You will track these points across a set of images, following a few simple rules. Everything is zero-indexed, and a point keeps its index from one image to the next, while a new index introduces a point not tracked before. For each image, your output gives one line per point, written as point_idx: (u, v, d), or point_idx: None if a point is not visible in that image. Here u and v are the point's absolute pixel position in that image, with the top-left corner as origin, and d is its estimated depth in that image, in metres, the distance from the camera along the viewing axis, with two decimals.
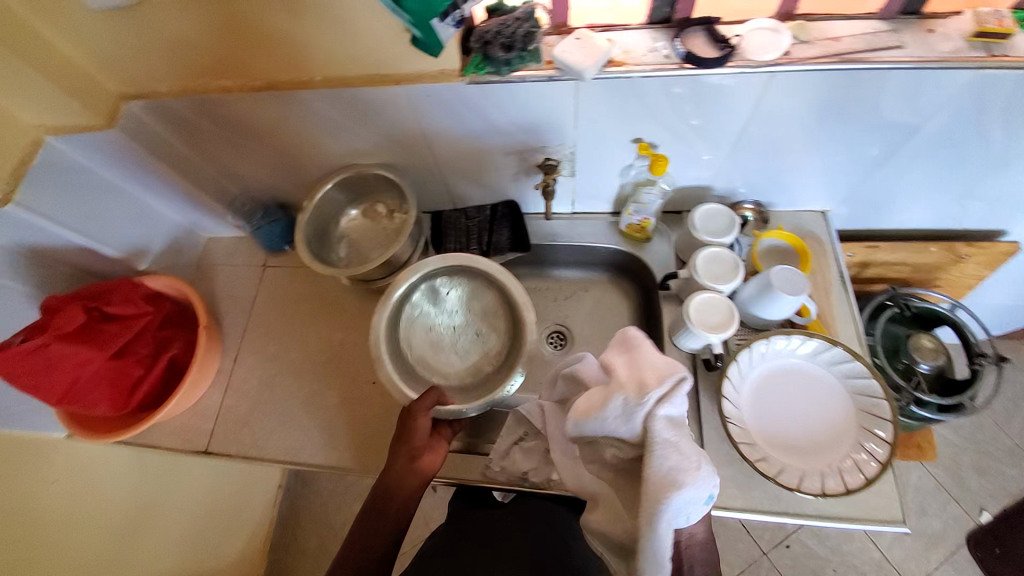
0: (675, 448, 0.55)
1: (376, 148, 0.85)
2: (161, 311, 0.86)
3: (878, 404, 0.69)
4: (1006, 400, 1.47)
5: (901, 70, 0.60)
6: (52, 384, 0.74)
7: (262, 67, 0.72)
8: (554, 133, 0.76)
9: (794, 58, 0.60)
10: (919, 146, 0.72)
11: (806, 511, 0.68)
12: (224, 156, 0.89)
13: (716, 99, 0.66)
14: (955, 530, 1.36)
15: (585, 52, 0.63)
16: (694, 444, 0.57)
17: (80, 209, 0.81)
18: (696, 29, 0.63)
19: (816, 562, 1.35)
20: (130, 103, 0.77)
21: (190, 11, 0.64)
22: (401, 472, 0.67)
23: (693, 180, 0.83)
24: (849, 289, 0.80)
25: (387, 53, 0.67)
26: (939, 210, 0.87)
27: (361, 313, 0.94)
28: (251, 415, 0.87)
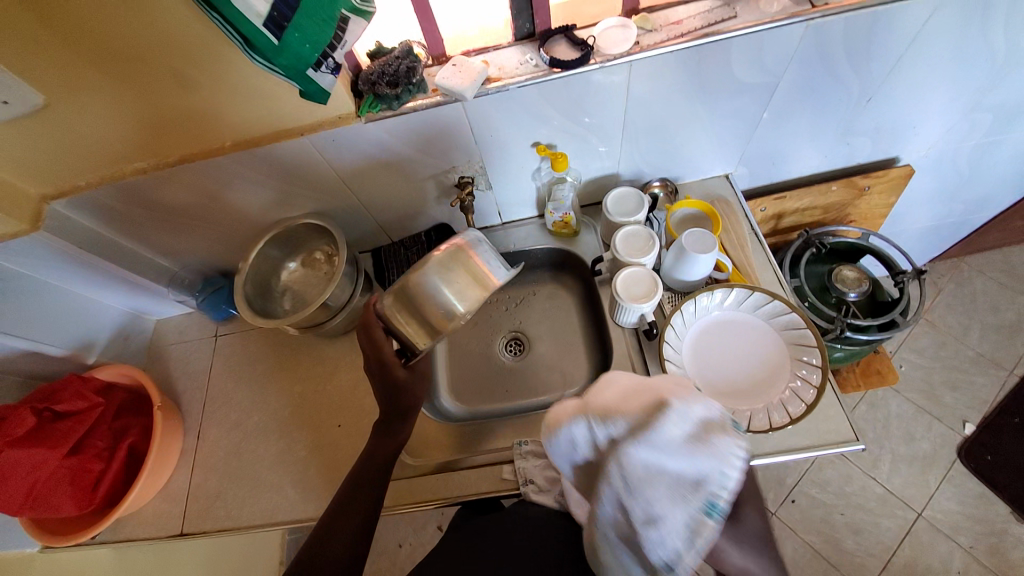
0: (633, 502, 0.46)
1: (303, 200, 0.88)
2: (113, 401, 0.86)
3: (803, 334, 0.75)
4: (959, 316, 1.55)
5: (741, 37, 0.68)
6: (9, 494, 0.73)
7: (174, 144, 0.76)
8: (460, 153, 0.82)
9: (645, 45, 0.70)
10: (787, 98, 0.80)
11: (765, 451, 0.72)
12: (159, 237, 0.90)
13: (592, 97, 0.75)
14: (944, 448, 1.39)
15: (463, 74, 0.70)
16: (667, 490, 0.45)
17: (18, 316, 0.82)
18: (557, 38, 0.73)
19: (823, 509, 1.36)
20: (54, 203, 0.79)
21: (97, 106, 0.68)
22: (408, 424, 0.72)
23: (599, 170, 0.90)
24: (763, 240, 0.89)
25: (286, 108, 0.72)
26: (830, 152, 0.94)
27: (318, 360, 0.96)
28: (224, 486, 0.87)
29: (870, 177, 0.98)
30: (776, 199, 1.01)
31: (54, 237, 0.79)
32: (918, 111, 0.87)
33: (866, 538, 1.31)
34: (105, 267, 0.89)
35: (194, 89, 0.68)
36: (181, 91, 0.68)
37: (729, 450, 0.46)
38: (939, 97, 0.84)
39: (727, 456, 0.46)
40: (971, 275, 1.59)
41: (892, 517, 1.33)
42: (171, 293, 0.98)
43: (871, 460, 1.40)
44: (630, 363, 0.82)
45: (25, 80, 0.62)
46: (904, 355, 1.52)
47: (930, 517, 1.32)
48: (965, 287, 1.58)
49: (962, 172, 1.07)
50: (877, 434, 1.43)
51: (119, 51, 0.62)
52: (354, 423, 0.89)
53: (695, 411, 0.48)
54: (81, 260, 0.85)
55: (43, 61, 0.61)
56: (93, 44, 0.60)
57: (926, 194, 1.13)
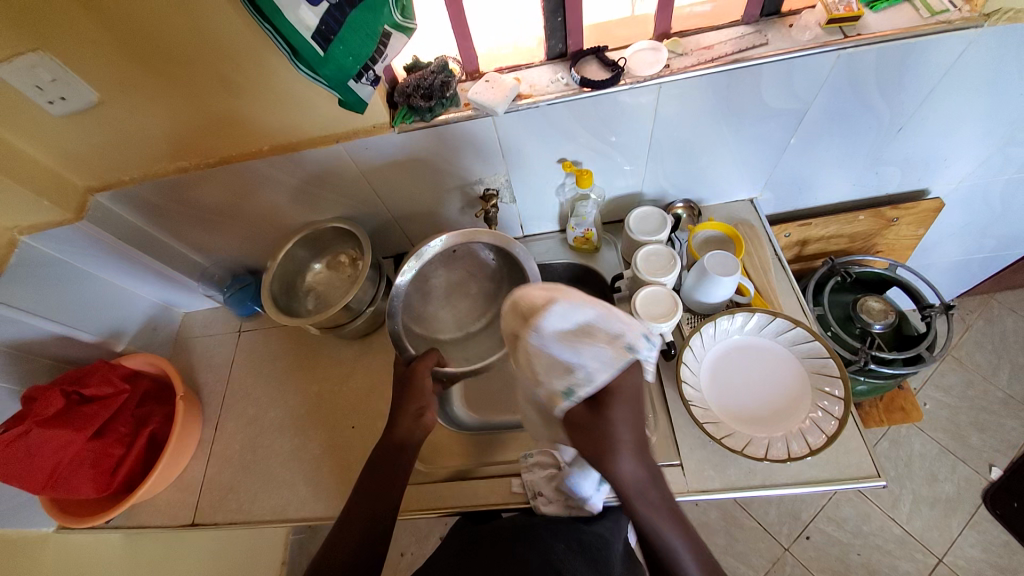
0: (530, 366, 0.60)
1: (331, 204, 0.91)
2: (138, 389, 0.89)
3: (826, 363, 0.74)
4: (989, 355, 1.50)
5: (771, 64, 0.69)
6: (34, 471, 0.75)
7: (215, 146, 0.79)
8: (487, 165, 0.84)
9: (675, 69, 0.71)
10: (815, 125, 0.80)
11: (783, 481, 0.71)
12: (193, 233, 0.94)
13: (620, 117, 0.76)
14: (969, 492, 1.34)
15: (495, 90, 0.72)
16: (552, 368, 0.58)
17: (56, 301, 0.86)
18: (589, 58, 0.74)
19: (839, 547, 1.31)
20: (99, 196, 0.83)
21: (147, 106, 0.72)
22: (404, 419, 0.72)
23: (622, 188, 0.91)
24: (786, 265, 0.89)
25: (323, 116, 0.75)
26: (857, 181, 0.94)
27: (335, 361, 0.97)
28: (237, 480, 0.88)
29: (898, 208, 0.97)
30: (800, 226, 1.00)
31: (96, 228, 0.83)
32: (951, 144, 0.86)
33: None
34: (141, 258, 0.93)
35: (238, 94, 0.71)
36: (226, 95, 0.71)
37: (605, 353, 0.56)
38: (973, 131, 0.83)
39: (601, 356, 0.56)
40: (1002, 313, 1.54)
41: (912, 561, 1.28)
42: (200, 288, 1.02)
43: (891, 499, 1.35)
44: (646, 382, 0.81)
45: (81, 77, 0.66)
46: (928, 392, 1.47)
47: (952, 563, 1.26)
48: (995, 326, 1.53)
49: (994, 207, 1.05)
50: (899, 473, 1.38)
51: (173, 56, 0.65)
52: (367, 425, 0.90)
53: (587, 314, 0.58)
54: (120, 251, 0.89)
55: (102, 62, 0.65)
56: (149, 48, 0.64)
57: (957, 227, 1.11)
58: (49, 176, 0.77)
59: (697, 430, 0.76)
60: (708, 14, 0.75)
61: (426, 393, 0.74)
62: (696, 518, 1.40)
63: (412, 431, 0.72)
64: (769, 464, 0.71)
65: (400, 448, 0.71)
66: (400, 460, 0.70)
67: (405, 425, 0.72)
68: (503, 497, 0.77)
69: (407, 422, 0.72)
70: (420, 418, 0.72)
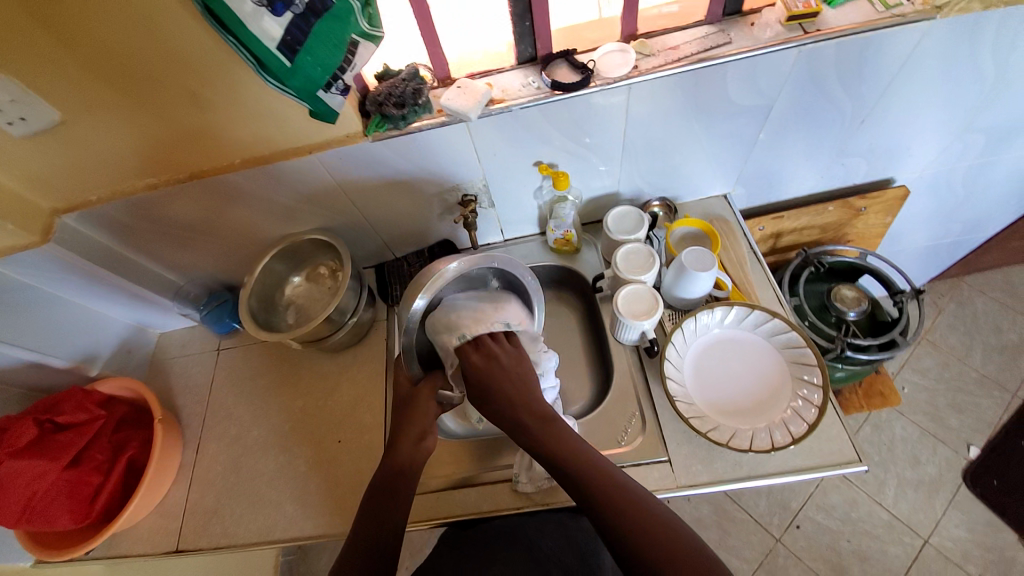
0: None
1: (308, 216, 0.90)
2: (114, 414, 0.87)
3: (804, 352, 0.76)
4: (962, 336, 1.55)
5: (735, 61, 0.71)
6: (7, 505, 0.72)
7: (184, 161, 0.77)
8: (463, 171, 0.84)
9: (643, 69, 0.72)
10: (782, 120, 0.82)
11: (769, 471, 0.72)
12: (166, 252, 0.92)
13: (592, 118, 0.77)
14: (950, 472, 1.37)
15: (468, 96, 0.72)
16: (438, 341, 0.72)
17: (24, 328, 0.83)
18: (558, 61, 0.75)
19: (829, 535, 1.33)
20: (65, 217, 0.80)
21: (112, 123, 0.70)
22: (404, 442, 0.68)
23: (599, 189, 0.92)
24: (762, 258, 0.91)
25: (294, 127, 0.74)
26: (826, 173, 0.96)
27: (318, 376, 0.96)
28: (221, 503, 0.86)
29: (866, 198, 0.99)
30: (774, 219, 1.03)
31: (64, 250, 0.81)
32: (911, 133, 0.89)
33: (874, 565, 1.28)
34: (112, 280, 0.90)
35: (207, 108, 0.70)
36: (195, 110, 0.70)
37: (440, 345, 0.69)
38: (931, 120, 0.86)
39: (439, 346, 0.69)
40: (971, 295, 1.60)
41: (900, 544, 1.30)
42: (176, 307, 0.99)
43: (877, 484, 1.38)
44: (631, 380, 0.82)
45: (42, 98, 0.65)
46: (906, 375, 1.51)
47: (938, 543, 1.29)
48: (966, 308, 1.58)
49: (956, 193, 1.08)
50: (882, 457, 1.41)
51: (136, 71, 0.64)
52: (354, 438, 0.88)
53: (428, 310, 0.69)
54: (90, 273, 0.87)
55: (63, 80, 0.63)
56: (111, 64, 0.63)
57: (923, 214, 1.15)
58: (11, 199, 0.75)
59: (684, 426, 0.76)
60: (673, 15, 0.76)
61: (427, 415, 0.70)
62: (689, 514, 1.41)
63: (413, 456, 0.68)
64: (754, 455, 0.72)
65: (401, 473, 0.67)
66: (404, 483, 0.66)
67: (404, 451, 0.68)
68: (497, 505, 0.77)
69: (408, 446, 0.68)
70: (421, 442, 0.69)
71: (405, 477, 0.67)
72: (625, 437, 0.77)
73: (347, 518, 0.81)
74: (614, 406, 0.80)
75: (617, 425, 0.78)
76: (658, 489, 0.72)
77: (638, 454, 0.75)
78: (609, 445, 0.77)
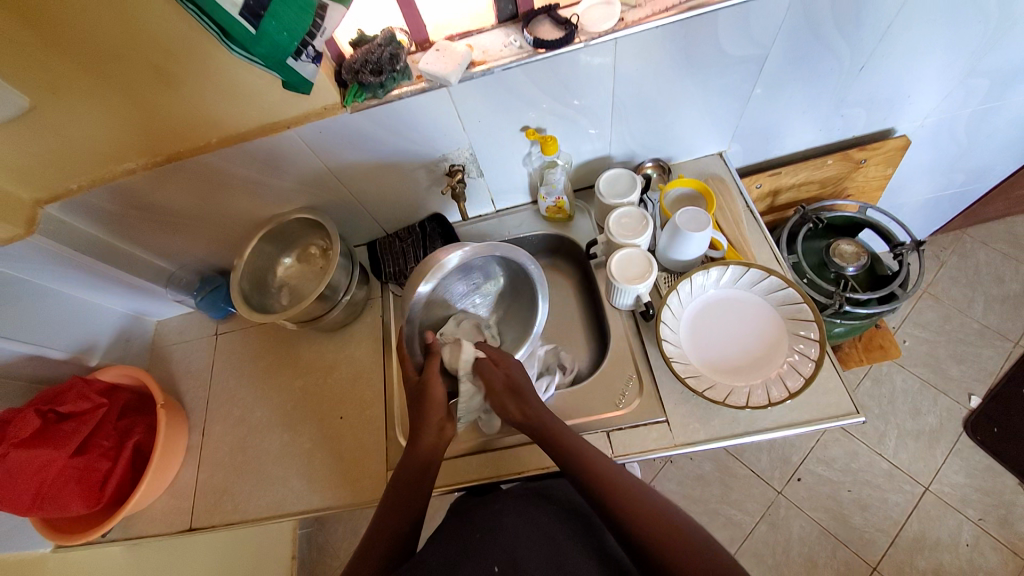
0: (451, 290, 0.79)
1: (294, 194, 0.88)
2: (117, 401, 0.87)
3: (800, 308, 0.75)
4: (964, 288, 1.53)
5: (727, 8, 0.67)
6: (17, 495, 0.73)
7: (162, 142, 0.75)
8: (449, 140, 0.81)
9: (630, 22, 0.69)
10: (777, 71, 0.79)
11: (765, 426, 0.72)
12: (155, 238, 0.91)
13: (579, 78, 0.74)
14: (950, 422, 1.39)
15: (447, 59, 0.69)
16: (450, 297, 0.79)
17: (19, 320, 0.82)
18: (541, 18, 0.72)
19: (829, 486, 1.36)
20: (48, 207, 0.79)
21: (83, 104, 0.67)
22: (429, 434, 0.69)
23: (591, 152, 0.90)
24: (758, 215, 0.89)
25: (271, 101, 0.72)
26: (825, 126, 0.93)
27: (317, 355, 0.96)
28: (230, 481, 0.88)
29: (866, 150, 0.97)
30: (771, 175, 1.00)
31: (50, 241, 0.79)
32: (915, 78, 0.85)
33: (873, 514, 1.31)
34: (103, 270, 0.89)
35: (176, 85, 0.67)
36: (163, 87, 0.68)
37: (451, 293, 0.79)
38: (934, 63, 0.82)
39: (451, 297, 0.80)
40: (973, 247, 1.58)
41: (900, 492, 1.33)
42: (170, 293, 0.99)
43: (877, 436, 1.40)
44: (627, 344, 0.82)
45: (8, 82, 0.62)
46: (907, 329, 1.51)
47: (938, 491, 1.32)
48: (968, 260, 1.57)
49: (960, 142, 1.05)
50: (883, 410, 1.43)
51: (100, 45, 0.61)
52: (355, 414, 0.89)
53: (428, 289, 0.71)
54: (80, 263, 0.86)
55: (25, 61, 0.61)
56: (73, 40, 0.60)
57: (925, 165, 1.12)
58: None
59: (681, 387, 0.77)
60: None
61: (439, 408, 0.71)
62: (691, 471, 1.44)
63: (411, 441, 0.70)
64: (750, 411, 0.73)
65: (424, 460, 0.69)
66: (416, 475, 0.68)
67: (437, 444, 0.70)
68: (500, 471, 0.78)
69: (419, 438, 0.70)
70: (442, 431, 0.71)
71: (429, 470, 0.69)
72: (622, 400, 0.78)
73: (352, 489, 0.82)
74: (611, 370, 0.81)
75: (614, 389, 0.79)
76: (656, 448, 0.73)
77: (635, 417, 0.76)
78: (608, 408, 0.78)
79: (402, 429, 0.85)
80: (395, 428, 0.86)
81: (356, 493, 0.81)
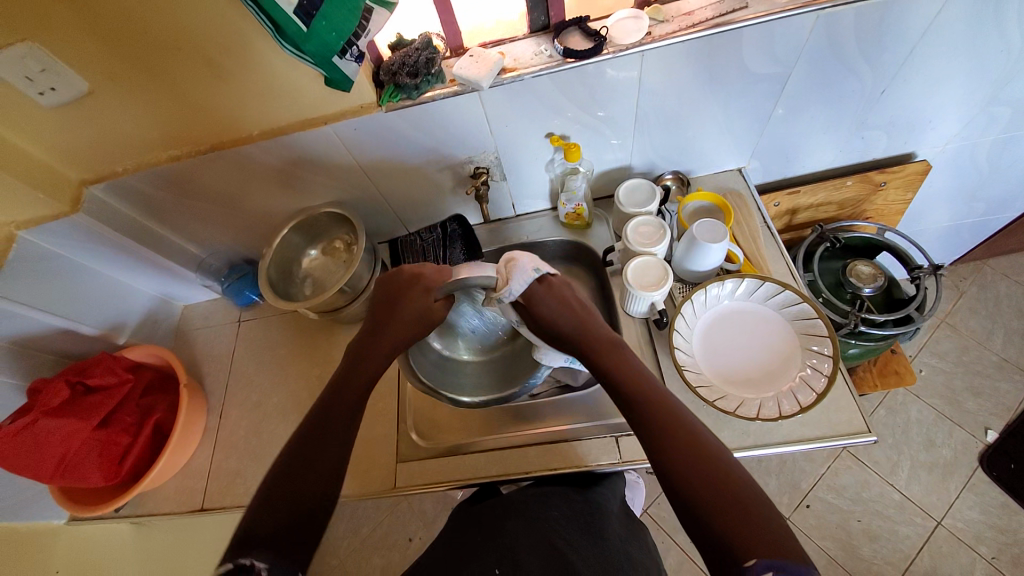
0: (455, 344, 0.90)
1: (324, 188, 0.91)
2: (142, 379, 0.90)
3: (814, 324, 0.76)
4: (983, 320, 1.51)
5: (752, 27, 0.70)
6: (42, 461, 0.75)
7: (204, 132, 0.79)
8: (475, 143, 0.84)
9: (657, 37, 0.71)
10: (799, 91, 0.81)
11: (777, 441, 0.72)
12: (190, 225, 0.95)
13: (605, 90, 0.77)
14: (967, 455, 1.36)
15: (480, 64, 0.73)
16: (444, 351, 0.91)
17: (55, 296, 0.85)
18: (571, 29, 0.75)
19: (840, 515, 1.33)
20: (92, 188, 0.83)
21: (135, 91, 0.72)
22: None
23: (612, 163, 0.92)
24: (775, 231, 0.90)
25: (311, 98, 0.75)
26: (846, 147, 0.94)
27: (334, 345, 0.99)
28: (242, 466, 0.90)
29: (886, 173, 0.98)
30: (789, 194, 1.02)
31: (91, 220, 0.84)
32: (936, 103, 0.86)
33: (883, 545, 1.28)
34: (137, 251, 0.93)
35: (226, 79, 0.72)
36: (214, 81, 0.72)
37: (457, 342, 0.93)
38: (957, 89, 0.83)
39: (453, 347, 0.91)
40: (995, 278, 1.56)
41: (911, 524, 1.30)
42: (198, 278, 1.02)
43: (890, 466, 1.37)
44: (639, 352, 0.83)
45: (71, 68, 0.67)
46: (924, 358, 1.49)
47: (952, 525, 1.28)
48: (988, 291, 1.55)
49: (982, 170, 1.06)
50: (897, 439, 1.40)
51: (157, 37, 0.65)
52: None
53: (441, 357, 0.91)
54: (117, 243, 0.90)
55: (89, 48, 0.65)
56: (133, 31, 0.64)
57: (946, 191, 1.12)
58: (44, 170, 0.78)
59: (692, 397, 0.77)
60: None
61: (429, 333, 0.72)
62: None
63: None
64: (761, 424, 0.73)
65: None
66: None
67: None
68: (507, 469, 0.79)
69: None
70: None
71: None
72: None
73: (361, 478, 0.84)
74: None
75: None
76: None
77: None
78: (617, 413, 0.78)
79: (413, 425, 0.85)
80: (407, 423, 0.86)
81: (365, 484, 0.82)
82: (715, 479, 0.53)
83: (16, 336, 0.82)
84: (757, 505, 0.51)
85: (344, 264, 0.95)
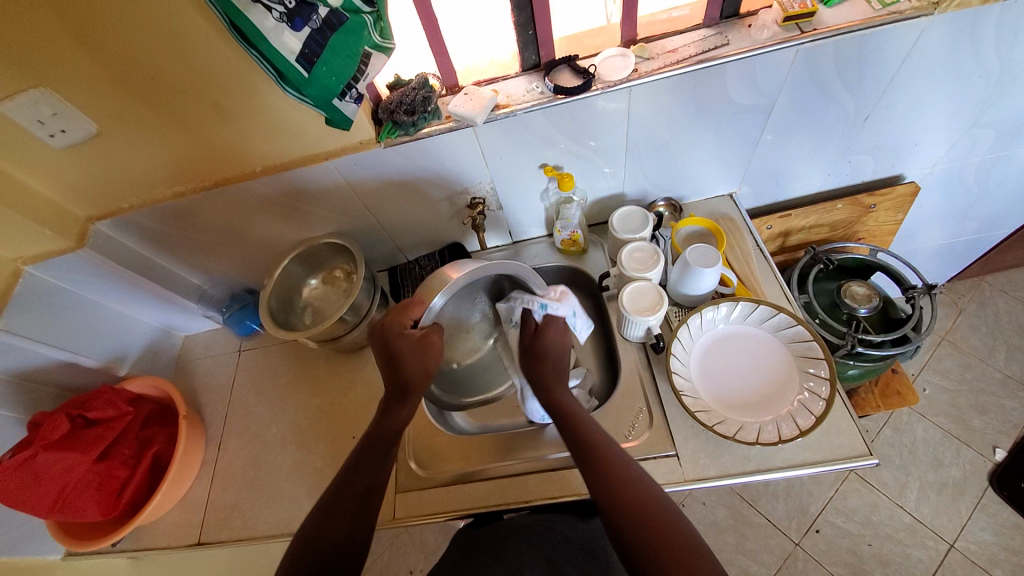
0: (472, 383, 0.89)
1: (324, 219, 0.93)
2: (142, 411, 0.90)
3: (810, 347, 0.76)
4: (984, 337, 1.51)
5: (734, 62, 0.73)
6: (40, 496, 0.75)
7: (207, 168, 0.82)
8: (472, 175, 0.87)
9: (643, 72, 0.74)
10: (784, 119, 0.83)
11: (778, 465, 0.72)
12: (193, 257, 0.97)
13: (595, 122, 0.79)
14: (975, 474, 1.34)
15: (474, 102, 0.75)
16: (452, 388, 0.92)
17: (59, 329, 0.87)
18: (561, 67, 0.79)
19: (850, 539, 1.30)
20: (99, 223, 0.86)
21: (140, 131, 0.74)
22: None
23: (605, 191, 0.95)
24: (767, 255, 0.92)
25: (312, 135, 0.78)
26: (833, 171, 0.97)
27: (334, 374, 0.99)
28: (241, 498, 0.89)
29: (875, 196, 1.00)
30: (782, 217, 1.03)
31: (97, 254, 0.86)
32: (918, 128, 0.89)
33: (896, 570, 1.25)
34: (141, 283, 0.95)
35: (229, 118, 0.74)
36: (217, 120, 0.74)
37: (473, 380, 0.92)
38: (937, 114, 0.86)
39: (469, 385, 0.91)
40: (993, 295, 1.56)
41: (923, 548, 1.27)
42: (201, 309, 1.04)
43: (898, 487, 1.35)
44: (638, 377, 0.83)
45: (78, 110, 0.70)
46: (927, 377, 1.48)
47: (965, 549, 1.25)
48: (987, 308, 1.55)
49: (970, 190, 1.08)
50: (903, 460, 1.38)
51: (162, 80, 0.68)
52: None
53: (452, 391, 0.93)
54: (121, 276, 0.91)
55: (97, 91, 0.68)
56: (139, 74, 0.67)
57: (936, 211, 1.14)
58: (52, 207, 0.81)
59: (692, 422, 0.77)
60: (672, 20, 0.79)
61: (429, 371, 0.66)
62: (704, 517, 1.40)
63: None
64: (762, 449, 0.73)
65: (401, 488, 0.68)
66: None
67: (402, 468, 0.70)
68: (507, 498, 0.78)
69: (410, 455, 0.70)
70: None
71: None
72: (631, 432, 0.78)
73: None
74: (621, 401, 0.81)
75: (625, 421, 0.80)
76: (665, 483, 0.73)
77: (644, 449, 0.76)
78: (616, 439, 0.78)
79: (413, 454, 0.85)
80: (406, 452, 0.85)
81: None
82: (654, 522, 0.56)
83: (20, 370, 0.83)
84: (689, 550, 0.53)
85: (345, 293, 0.96)
